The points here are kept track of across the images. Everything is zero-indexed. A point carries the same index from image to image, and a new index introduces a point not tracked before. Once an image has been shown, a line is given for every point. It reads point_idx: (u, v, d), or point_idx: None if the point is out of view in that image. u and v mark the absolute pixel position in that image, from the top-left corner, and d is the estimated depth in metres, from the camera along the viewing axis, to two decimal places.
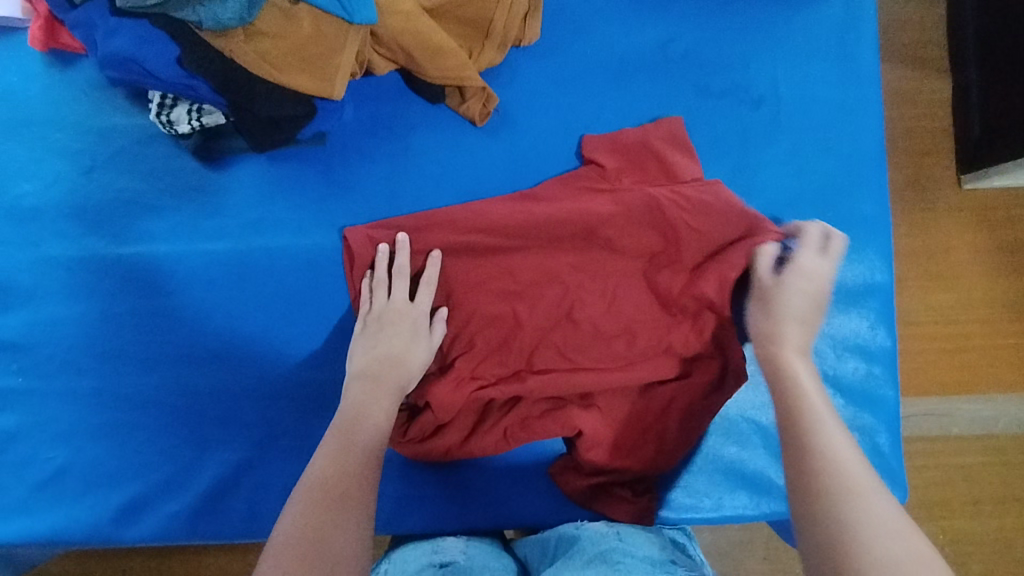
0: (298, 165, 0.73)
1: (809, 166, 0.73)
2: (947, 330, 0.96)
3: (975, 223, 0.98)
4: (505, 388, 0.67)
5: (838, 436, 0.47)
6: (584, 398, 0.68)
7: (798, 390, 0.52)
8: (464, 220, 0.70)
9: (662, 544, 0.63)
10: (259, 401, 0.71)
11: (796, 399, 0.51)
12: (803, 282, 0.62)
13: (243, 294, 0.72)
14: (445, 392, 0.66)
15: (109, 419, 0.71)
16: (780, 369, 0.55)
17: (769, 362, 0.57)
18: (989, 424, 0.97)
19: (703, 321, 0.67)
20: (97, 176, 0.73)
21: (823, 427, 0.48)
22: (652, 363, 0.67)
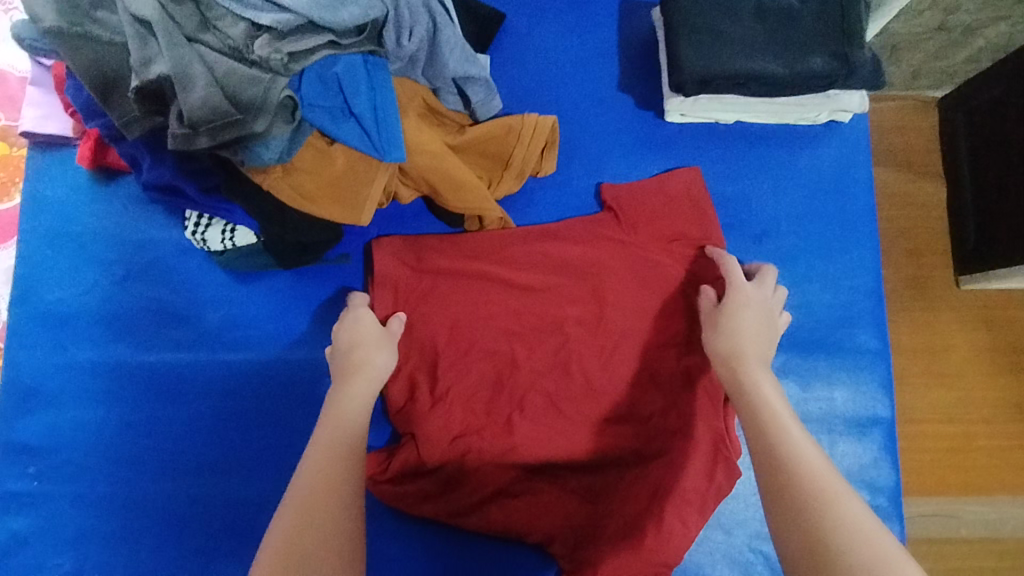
0: (321, 281, 0.77)
1: (809, 299, 0.76)
2: (950, 431, 0.97)
3: (980, 340, 0.99)
4: (491, 440, 0.73)
5: (801, 447, 0.52)
6: (565, 479, 0.73)
7: (763, 402, 0.57)
8: (478, 270, 0.76)
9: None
10: (267, 514, 0.72)
11: (761, 408, 0.56)
12: (749, 300, 0.67)
13: (260, 404, 0.74)
14: (432, 424, 0.72)
15: (120, 527, 0.72)
16: (742, 387, 0.59)
17: (728, 381, 0.61)
18: (997, 526, 0.96)
19: (694, 409, 0.72)
20: (129, 286, 0.76)
21: (788, 439, 0.53)
22: (636, 448, 0.72)
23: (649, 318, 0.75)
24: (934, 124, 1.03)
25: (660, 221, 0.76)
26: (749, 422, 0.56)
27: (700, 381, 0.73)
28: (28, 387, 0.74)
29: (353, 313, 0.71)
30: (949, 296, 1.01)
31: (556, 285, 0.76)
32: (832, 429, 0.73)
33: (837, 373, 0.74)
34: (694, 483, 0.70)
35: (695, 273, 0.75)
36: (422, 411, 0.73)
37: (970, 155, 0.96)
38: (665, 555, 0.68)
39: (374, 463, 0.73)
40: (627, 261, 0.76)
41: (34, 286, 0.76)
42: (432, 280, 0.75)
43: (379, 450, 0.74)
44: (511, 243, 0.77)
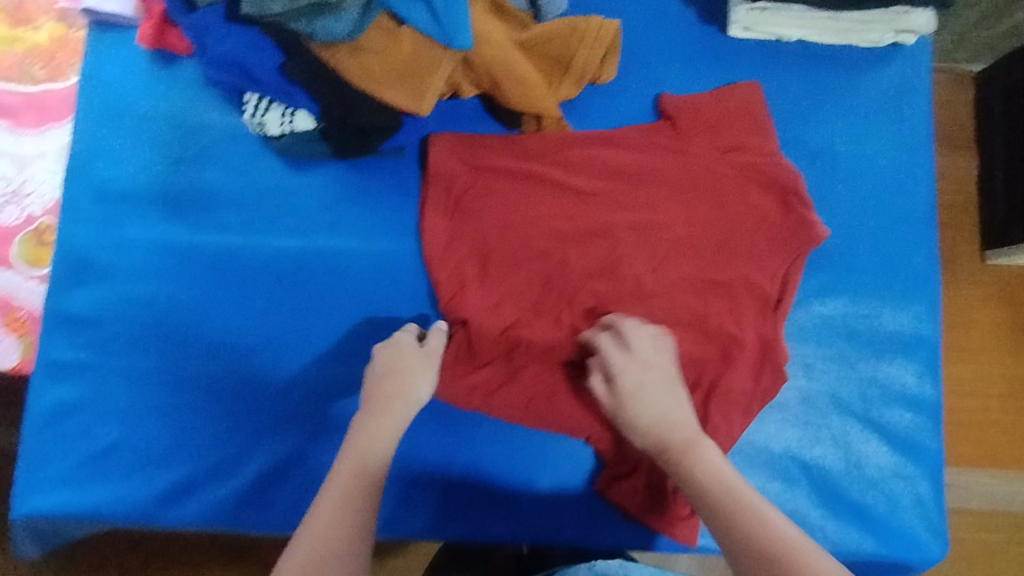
0: (375, 173, 0.77)
1: (862, 219, 0.76)
2: (970, 405, 0.98)
3: (1000, 319, 1.00)
4: (541, 334, 0.74)
5: (775, 523, 0.54)
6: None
7: (724, 484, 0.58)
8: (533, 170, 0.75)
9: (622, 564, 0.65)
10: (312, 396, 0.73)
11: (729, 497, 0.57)
12: (640, 379, 0.65)
13: (309, 291, 0.75)
14: (483, 316, 0.73)
15: (167, 401, 0.73)
16: (692, 458, 0.60)
17: (680, 466, 0.60)
18: (1007, 501, 0.98)
19: (743, 314, 0.73)
20: (184, 168, 0.77)
21: (769, 519, 0.55)
22: (690, 351, 0.72)
23: (702, 229, 0.75)
24: (968, 98, 1.04)
25: (720, 132, 0.76)
26: (720, 520, 0.55)
27: (752, 291, 0.74)
28: (82, 259, 0.75)
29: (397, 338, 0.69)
30: (975, 270, 1.02)
31: (613, 190, 0.76)
32: (877, 347, 0.74)
33: (886, 295, 0.75)
34: (742, 384, 0.72)
35: (755, 183, 0.75)
36: (474, 300, 0.73)
37: (1005, 121, 0.98)
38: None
39: None
40: (685, 170, 0.76)
41: (90, 163, 0.77)
42: (485, 178, 0.75)
43: None
44: (566, 146, 0.76)
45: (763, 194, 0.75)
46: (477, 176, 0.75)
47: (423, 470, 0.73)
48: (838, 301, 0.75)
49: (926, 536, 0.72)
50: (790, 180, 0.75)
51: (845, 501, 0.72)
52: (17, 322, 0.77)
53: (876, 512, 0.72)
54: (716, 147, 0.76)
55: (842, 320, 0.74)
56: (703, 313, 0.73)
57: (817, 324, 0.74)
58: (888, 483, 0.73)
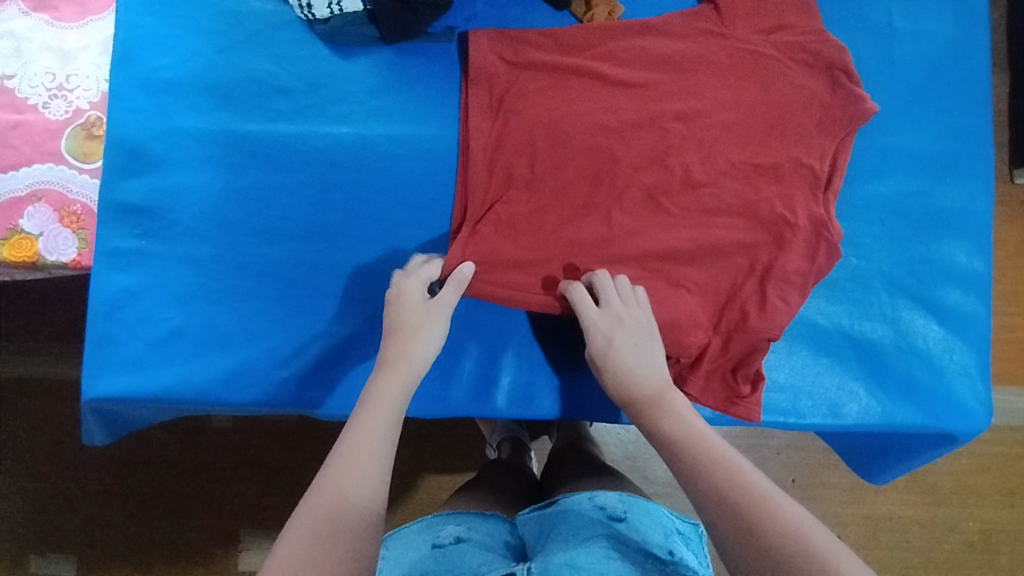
0: (422, 59, 0.76)
1: (916, 97, 0.75)
2: None
3: None
4: (586, 227, 0.71)
5: (732, 467, 0.52)
6: (669, 270, 0.71)
7: (691, 432, 0.56)
8: (574, 64, 0.72)
9: (621, 496, 0.72)
10: (368, 280, 0.75)
11: (698, 445, 0.54)
12: (613, 327, 0.63)
13: (361, 178, 0.75)
14: (522, 213, 0.71)
15: (227, 287, 0.74)
16: (661, 405, 0.59)
17: (652, 411, 0.58)
18: None
19: (794, 198, 0.71)
20: (231, 55, 0.76)
21: (741, 469, 0.52)
22: (740, 238, 0.71)
23: (760, 107, 0.72)
24: None
25: (761, 14, 0.74)
26: (690, 467, 0.53)
27: (802, 174, 0.72)
28: (134, 149, 0.75)
29: (407, 287, 0.64)
30: None
31: (667, 70, 0.73)
32: (928, 224, 0.75)
33: (938, 172, 0.75)
34: (798, 265, 0.70)
35: (802, 64, 0.73)
36: (517, 200, 0.71)
37: None
38: (768, 334, 0.68)
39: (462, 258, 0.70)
40: (729, 55, 0.73)
41: (134, 51, 0.76)
42: (527, 75, 0.72)
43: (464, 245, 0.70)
44: (604, 38, 0.73)
45: (807, 76, 0.72)
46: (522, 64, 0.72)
47: (478, 351, 0.74)
48: (891, 179, 0.75)
49: (974, 405, 0.73)
50: (839, 56, 0.72)
51: (894, 373, 0.73)
52: (72, 217, 0.78)
53: (925, 384, 0.73)
54: (758, 30, 0.73)
55: (894, 198, 0.74)
56: (760, 194, 0.71)
57: (869, 201, 0.74)
58: (936, 355, 0.74)
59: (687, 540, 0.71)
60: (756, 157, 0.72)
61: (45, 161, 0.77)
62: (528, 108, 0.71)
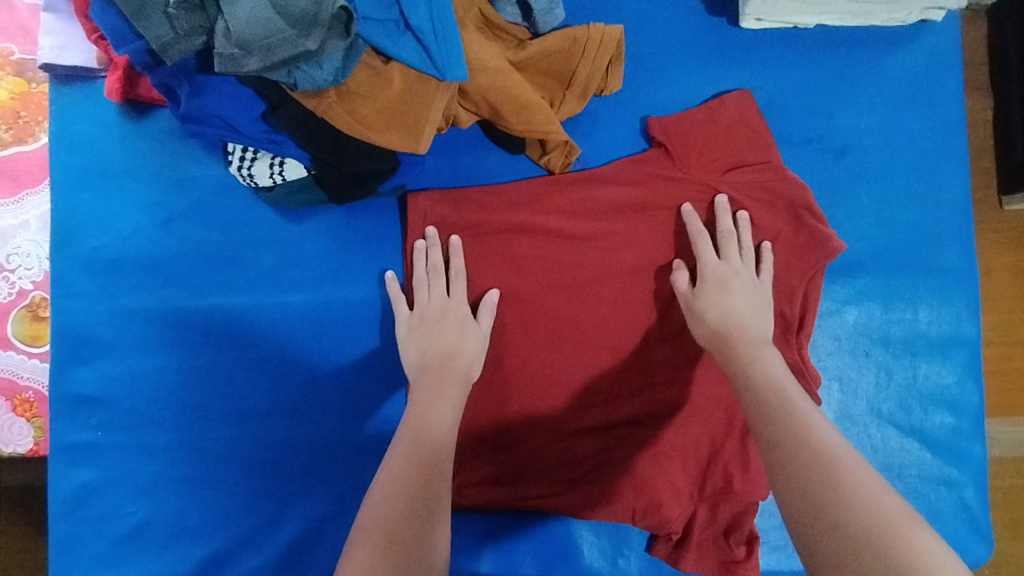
0: (375, 217, 0.73)
1: (893, 217, 0.72)
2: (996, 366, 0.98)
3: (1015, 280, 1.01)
4: (557, 397, 0.71)
5: (815, 423, 0.52)
6: (640, 436, 0.71)
7: (776, 381, 0.58)
8: (524, 220, 0.71)
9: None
10: (337, 453, 0.71)
11: (782, 395, 0.56)
12: (726, 274, 0.67)
13: (322, 346, 0.72)
14: (487, 398, 0.71)
15: (190, 474, 0.71)
16: (750, 351, 0.61)
17: (740, 354, 0.61)
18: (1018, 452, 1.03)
19: None
20: (175, 228, 0.72)
21: (813, 425, 0.52)
22: (713, 392, 0.70)
23: (723, 247, 0.71)
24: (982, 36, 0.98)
25: (713, 152, 0.71)
26: (768, 412, 0.54)
27: (772, 317, 0.71)
28: (81, 336, 0.72)
29: (430, 263, 0.70)
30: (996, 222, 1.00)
31: (626, 222, 0.71)
32: (913, 351, 0.71)
33: (921, 295, 0.71)
34: None
35: (763, 203, 0.71)
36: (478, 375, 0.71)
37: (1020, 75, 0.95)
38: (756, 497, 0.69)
39: None
40: (683, 199, 0.72)
41: (75, 232, 0.72)
42: (479, 240, 0.71)
43: None
44: (551, 192, 0.72)
45: (767, 214, 0.71)
46: (472, 235, 0.71)
47: (457, 520, 0.72)
48: (872, 304, 0.71)
49: (971, 540, 0.70)
50: (796, 193, 0.70)
51: None
52: (25, 404, 0.75)
53: None
54: (713, 168, 0.71)
55: (877, 326, 0.71)
56: None
57: (850, 332, 0.72)
58: (929, 491, 0.70)
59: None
60: None
61: None
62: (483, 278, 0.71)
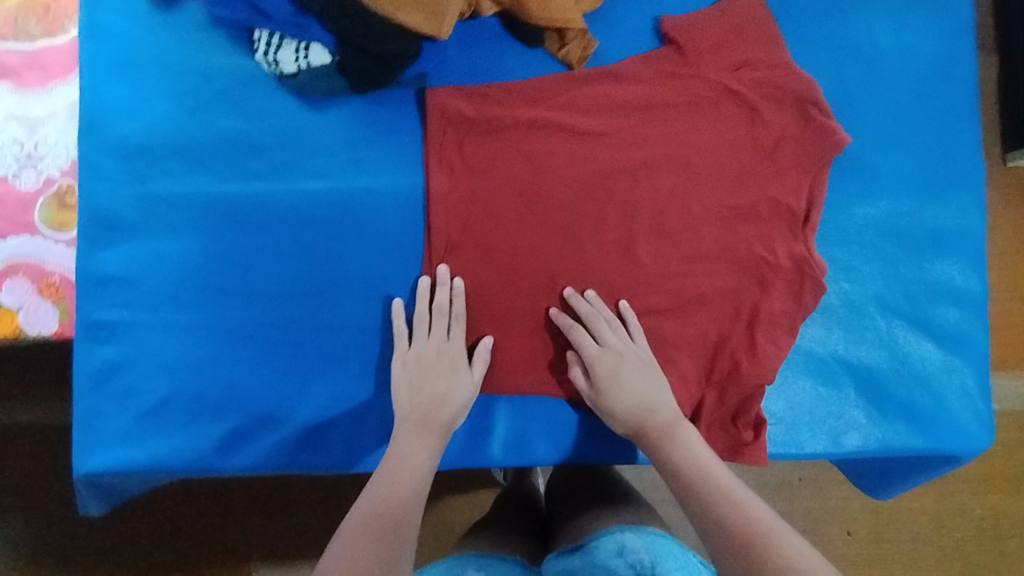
0: (396, 108, 0.74)
1: (903, 115, 0.73)
2: None
3: None
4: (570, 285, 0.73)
5: (747, 502, 0.59)
6: (648, 324, 0.72)
7: (696, 465, 0.63)
8: (539, 115, 0.73)
9: (648, 542, 0.70)
10: (357, 335, 0.73)
11: (701, 482, 0.61)
12: (614, 364, 0.68)
13: (342, 233, 0.74)
14: (502, 285, 0.73)
15: (214, 352, 0.73)
16: (662, 446, 0.65)
17: (656, 444, 0.66)
18: None
19: (773, 238, 0.72)
20: (201, 116, 0.74)
21: (743, 504, 0.59)
22: (723, 282, 0.72)
23: (735, 141, 0.73)
24: None
25: (727, 49, 0.73)
26: (697, 497, 0.60)
27: (779, 210, 0.72)
28: (107, 218, 0.73)
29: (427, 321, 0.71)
30: None
31: (640, 116, 0.73)
32: (924, 245, 0.73)
33: (931, 191, 0.73)
34: (783, 306, 0.71)
35: (771, 99, 0.72)
36: (493, 263, 0.73)
37: None
38: (763, 381, 0.70)
39: None
40: (697, 95, 0.73)
41: (101, 117, 0.74)
42: (493, 131, 0.73)
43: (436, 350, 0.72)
44: (566, 88, 0.74)
45: (776, 112, 0.72)
46: (489, 125, 0.73)
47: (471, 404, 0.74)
48: (880, 200, 0.73)
49: (974, 426, 0.72)
50: (806, 89, 0.71)
51: (891, 396, 0.72)
52: (51, 288, 0.77)
53: (925, 407, 0.72)
54: (726, 67, 0.73)
55: (887, 220, 0.73)
56: (743, 236, 0.72)
57: (862, 224, 0.73)
58: (936, 377, 0.72)
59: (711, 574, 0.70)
60: (733, 197, 0.72)
61: (19, 233, 0.76)
62: (500, 169, 0.73)
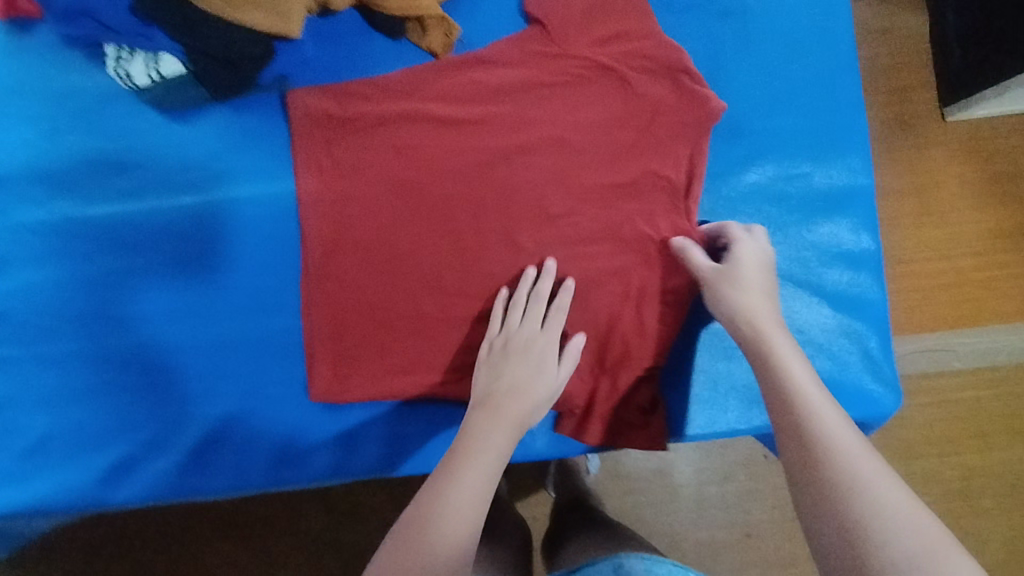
0: (261, 114, 0.72)
1: (781, 75, 0.72)
2: None
3: None
4: (455, 280, 0.71)
5: (824, 414, 0.49)
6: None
7: (781, 368, 0.54)
8: (407, 108, 0.70)
9: (648, 569, 0.67)
10: (239, 352, 0.71)
11: (789, 385, 0.52)
12: (731, 269, 0.62)
13: (215, 247, 0.71)
14: (383, 287, 0.71)
15: (93, 382, 0.70)
16: (760, 346, 0.56)
17: (749, 345, 0.57)
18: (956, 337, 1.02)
19: (654, 213, 0.70)
20: (61, 140, 0.72)
21: (818, 418, 0.49)
22: (607, 263, 0.70)
23: (608, 118, 0.70)
24: None
25: (594, 23, 0.70)
26: (774, 404, 0.52)
27: (659, 184, 0.70)
28: None
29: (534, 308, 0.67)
30: None
31: (511, 99, 0.71)
32: (809, 208, 0.71)
33: (816, 152, 0.71)
34: (669, 284, 0.70)
35: (644, 71, 0.70)
36: (370, 266, 0.71)
37: None
38: (649, 362, 0.70)
39: (322, 371, 0.70)
40: (567, 74, 0.71)
41: None
42: (360, 128, 0.71)
43: (317, 363, 0.70)
44: (433, 77, 0.71)
45: (649, 83, 0.70)
46: (354, 122, 0.70)
47: (360, 412, 0.71)
48: (763, 165, 0.71)
49: (878, 389, 0.69)
50: (675, 58, 0.70)
51: None
52: None
53: (826, 374, 0.69)
54: (594, 42, 0.70)
55: (770, 185, 0.71)
56: (625, 213, 0.70)
57: (744, 193, 0.71)
58: (835, 343, 0.70)
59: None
60: (611, 173, 0.70)
61: None
62: (372, 168, 0.71)
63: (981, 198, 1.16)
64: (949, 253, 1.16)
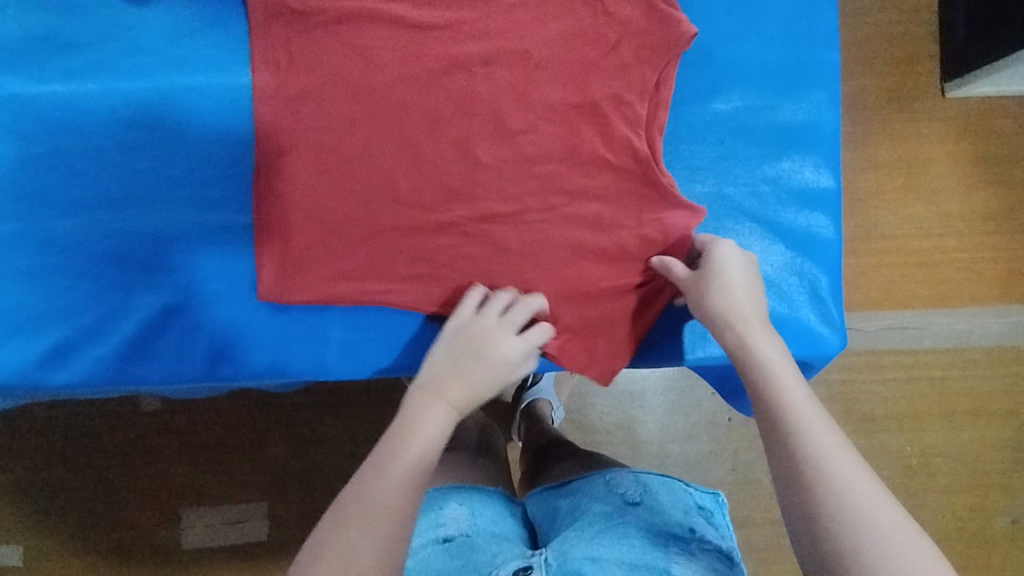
0: (221, 5, 0.70)
1: (758, 6, 0.70)
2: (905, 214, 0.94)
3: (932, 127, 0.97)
4: (409, 189, 0.69)
5: (809, 418, 0.53)
6: (490, 232, 0.69)
7: (768, 375, 0.56)
8: (371, 8, 0.68)
9: (635, 479, 0.73)
10: (184, 245, 0.70)
11: (772, 393, 0.55)
12: (722, 279, 0.63)
13: (164, 137, 0.70)
14: (331, 191, 0.68)
15: (35, 264, 0.69)
16: (747, 353, 0.59)
17: (735, 351, 0.59)
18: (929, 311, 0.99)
19: (614, 136, 0.69)
20: (9, 14, 0.69)
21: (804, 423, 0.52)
22: (565, 184, 0.69)
23: (576, 35, 0.69)
24: None
25: None
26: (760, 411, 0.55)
27: (622, 107, 0.69)
28: None
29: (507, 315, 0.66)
30: None
31: (480, 8, 0.69)
32: (772, 143, 0.70)
33: (785, 88, 0.70)
34: (622, 213, 0.69)
35: None
36: (320, 169, 0.68)
37: None
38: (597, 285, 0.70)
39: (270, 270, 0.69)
40: None
41: None
42: (320, 25, 0.68)
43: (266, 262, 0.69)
44: None
45: (620, 0, 0.68)
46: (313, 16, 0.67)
47: (306, 316, 0.71)
48: (731, 96, 0.70)
49: (823, 329, 0.69)
50: None
51: None
52: None
53: (775, 311, 0.69)
54: None
55: (732, 116, 0.70)
56: (585, 134, 0.69)
57: (709, 122, 0.70)
58: (786, 279, 0.70)
59: (710, 514, 0.71)
60: (576, 91, 0.68)
61: None
62: (327, 67, 0.67)
63: (970, 177, 1.13)
64: (932, 227, 1.13)
